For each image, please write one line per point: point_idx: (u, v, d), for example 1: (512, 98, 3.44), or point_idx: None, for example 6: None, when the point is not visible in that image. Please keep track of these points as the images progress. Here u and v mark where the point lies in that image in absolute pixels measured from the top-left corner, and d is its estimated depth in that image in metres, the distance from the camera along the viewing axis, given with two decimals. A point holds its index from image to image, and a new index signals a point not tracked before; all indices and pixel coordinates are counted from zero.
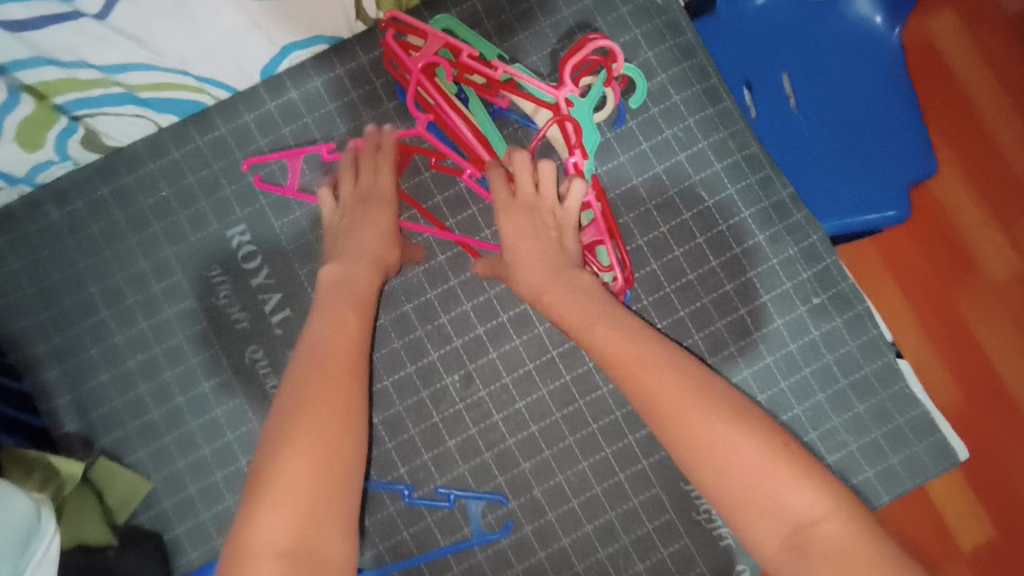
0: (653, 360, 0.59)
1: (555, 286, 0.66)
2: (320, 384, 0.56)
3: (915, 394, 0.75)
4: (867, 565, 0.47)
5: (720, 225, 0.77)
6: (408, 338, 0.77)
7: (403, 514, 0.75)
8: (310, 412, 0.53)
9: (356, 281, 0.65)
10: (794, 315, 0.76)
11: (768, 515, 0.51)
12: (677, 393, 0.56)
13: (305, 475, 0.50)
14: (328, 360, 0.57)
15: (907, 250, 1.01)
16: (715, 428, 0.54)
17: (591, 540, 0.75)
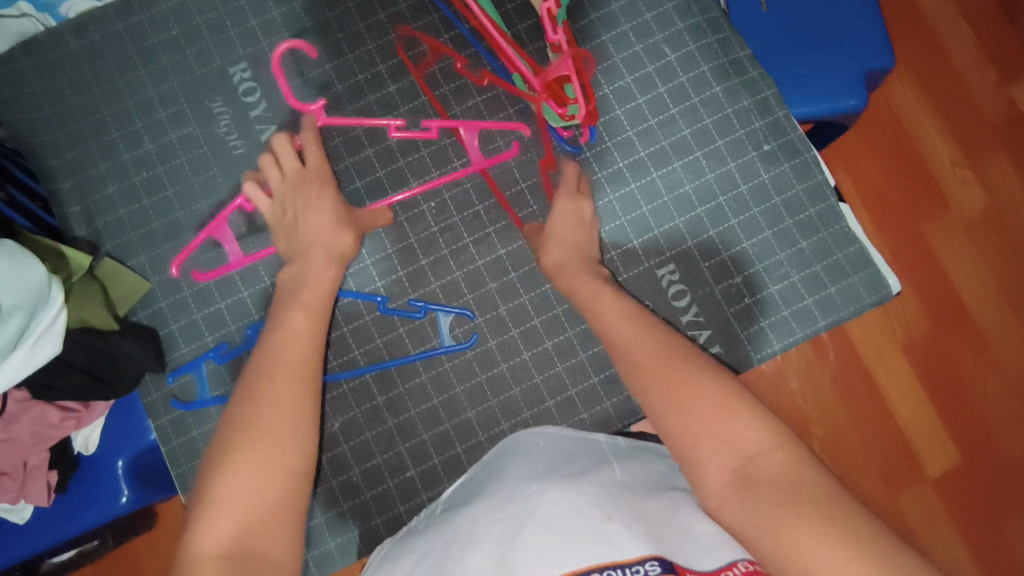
0: (628, 330, 0.68)
1: (579, 267, 0.75)
2: (273, 370, 0.64)
3: (852, 233, 0.82)
4: (799, 484, 0.54)
5: (680, 77, 0.85)
6: (391, 169, 0.84)
7: (378, 322, 0.82)
8: (264, 404, 0.62)
9: (317, 277, 0.73)
10: (746, 159, 0.83)
11: (719, 451, 0.58)
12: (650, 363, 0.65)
13: (252, 457, 0.59)
14: (282, 358, 0.65)
15: (881, 182, 1.23)
16: (676, 393, 0.61)
17: (550, 356, 0.82)
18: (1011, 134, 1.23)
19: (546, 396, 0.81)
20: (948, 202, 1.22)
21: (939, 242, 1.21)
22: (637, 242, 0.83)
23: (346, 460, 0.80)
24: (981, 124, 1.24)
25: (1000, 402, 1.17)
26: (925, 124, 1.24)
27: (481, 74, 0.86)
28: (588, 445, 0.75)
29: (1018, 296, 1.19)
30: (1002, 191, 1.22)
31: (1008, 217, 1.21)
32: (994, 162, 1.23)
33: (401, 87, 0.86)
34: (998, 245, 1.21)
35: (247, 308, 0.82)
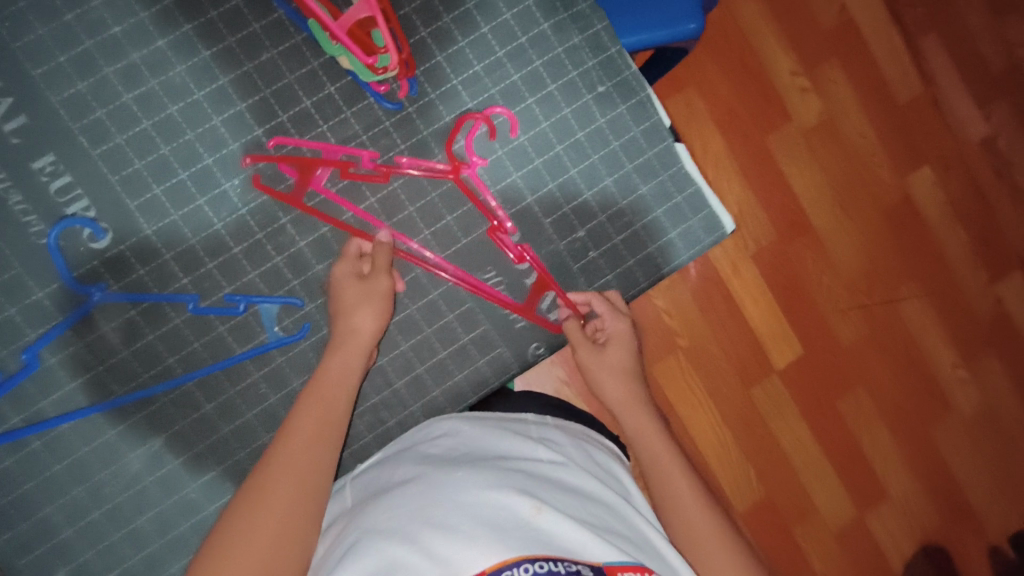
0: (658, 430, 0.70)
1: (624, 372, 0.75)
2: (284, 469, 0.55)
3: (689, 172, 0.81)
4: None
5: (504, 14, 0.77)
6: (177, 144, 0.71)
7: (191, 324, 0.72)
8: (267, 507, 0.53)
9: (337, 365, 0.65)
10: (580, 103, 0.78)
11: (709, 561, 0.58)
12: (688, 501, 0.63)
13: (278, 514, 0.52)
14: (292, 462, 0.56)
15: (728, 97, 1.22)
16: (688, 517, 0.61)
17: (392, 336, 0.76)
18: (846, 42, 1.27)
19: (394, 377, 0.76)
20: (791, 111, 1.24)
21: (783, 151, 1.24)
22: (473, 203, 0.77)
23: (177, 480, 0.72)
24: (819, 34, 1.26)
25: (834, 296, 1.25)
26: (767, 36, 1.24)
27: (274, 19, 0.72)
28: (511, 428, 0.67)
29: (848, 195, 1.27)
30: (837, 102, 1.27)
31: (840, 124, 1.27)
32: (831, 71, 1.26)
33: (172, 40, 0.70)
34: (834, 153, 1.27)
35: (15, 327, 0.68)
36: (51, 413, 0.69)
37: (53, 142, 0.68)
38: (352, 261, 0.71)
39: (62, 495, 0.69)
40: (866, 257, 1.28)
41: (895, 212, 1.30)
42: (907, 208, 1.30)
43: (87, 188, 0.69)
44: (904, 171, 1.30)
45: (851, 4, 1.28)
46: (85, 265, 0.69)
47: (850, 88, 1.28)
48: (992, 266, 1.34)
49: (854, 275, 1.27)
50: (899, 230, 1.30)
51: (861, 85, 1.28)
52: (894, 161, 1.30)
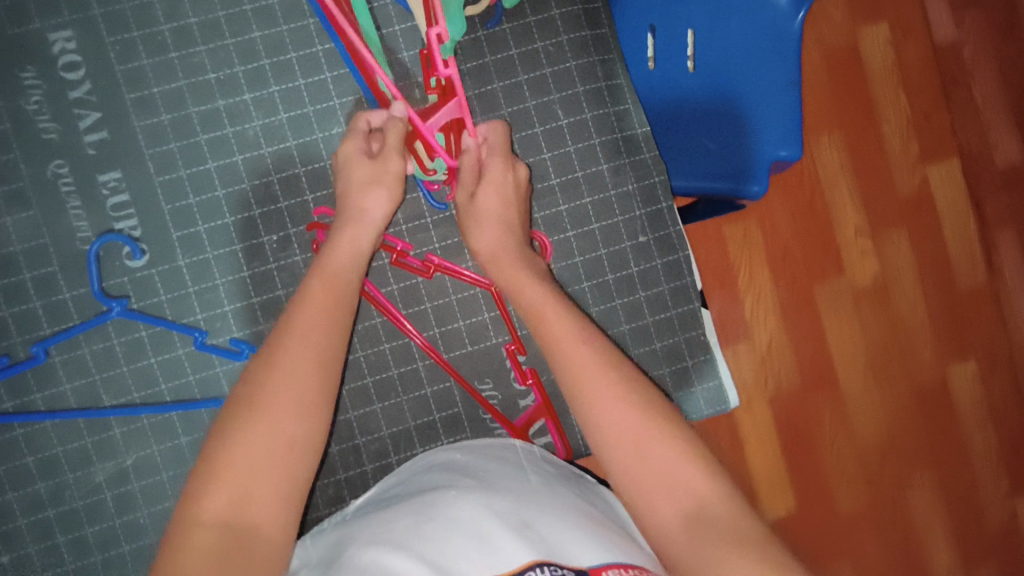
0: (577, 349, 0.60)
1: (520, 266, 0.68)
2: (279, 393, 0.54)
3: (707, 341, 0.81)
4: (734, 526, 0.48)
5: (568, 146, 0.79)
6: (233, 190, 0.75)
7: (192, 358, 0.74)
8: (262, 435, 0.51)
9: (333, 270, 0.64)
10: (618, 248, 0.79)
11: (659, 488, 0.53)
12: (638, 441, 0.54)
13: (274, 417, 0.52)
14: (283, 386, 0.54)
15: (787, 238, 1.19)
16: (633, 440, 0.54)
17: (375, 419, 0.77)
18: (918, 217, 1.24)
19: (365, 459, 0.77)
20: (844, 268, 1.21)
21: (827, 307, 1.21)
22: (488, 316, 0.78)
23: (132, 500, 0.73)
24: (894, 202, 1.23)
25: (843, 459, 1.21)
26: (840, 188, 1.21)
27: (354, 101, 0.76)
28: (506, 457, 0.66)
29: (882, 369, 1.23)
30: (893, 272, 1.24)
31: (892, 291, 1.24)
32: (894, 240, 1.23)
33: (257, 97, 0.75)
34: (879, 320, 1.23)
35: (35, 319, 0.72)
36: (41, 406, 0.72)
37: (123, 161, 0.73)
38: (362, 137, 0.71)
39: (27, 484, 0.72)
40: (886, 432, 1.23)
41: (929, 395, 1.25)
42: (942, 395, 1.26)
43: (140, 210, 0.73)
44: (945, 356, 1.26)
45: (934, 180, 1.25)
46: (114, 279, 0.73)
47: (910, 260, 1.25)
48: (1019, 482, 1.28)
49: (869, 444, 1.22)
50: (928, 417, 1.25)
51: (923, 260, 1.25)
52: (939, 349, 1.26)
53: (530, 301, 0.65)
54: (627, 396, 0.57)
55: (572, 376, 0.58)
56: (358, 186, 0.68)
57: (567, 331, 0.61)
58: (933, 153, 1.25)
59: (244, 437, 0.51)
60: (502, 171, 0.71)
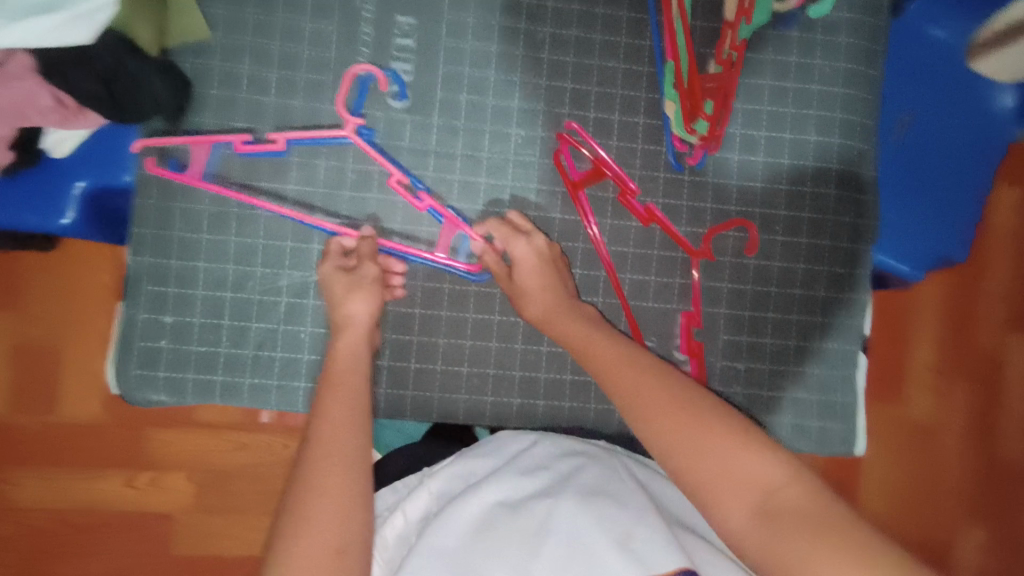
0: (629, 375, 0.62)
1: (568, 317, 0.70)
2: (319, 437, 0.59)
3: (855, 384, 0.84)
4: (819, 513, 0.48)
5: (806, 161, 0.82)
6: (504, 76, 0.78)
7: (407, 208, 0.77)
8: (325, 479, 0.56)
9: (347, 344, 0.67)
10: (813, 268, 0.83)
11: (736, 485, 0.51)
12: (719, 455, 0.53)
13: (326, 461, 0.57)
14: (318, 437, 0.59)
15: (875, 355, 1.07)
16: (705, 461, 0.53)
17: (542, 333, 0.79)
18: (987, 382, 1.08)
19: (518, 366, 0.79)
20: (905, 395, 1.08)
21: (878, 426, 1.08)
22: (678, 281, 0.81)
23: (303, 314, 0.75)
24: (967, 355, 1.08)
25: None
26: (926, 314, 1.09)
27: (639, 44, 0.80)
28: (587, 451, 0.73)
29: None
30: (948, 419, 1.08)
31: (938, 437, 1.09)
32: (959, 395, 1.08)
33: (559, 6, 0.79)
34: (912, 455, 1.09)
35: (292, 116, 0.74)
36: (262, 194, 0.74)
37: (423, 14, 0.77)
38: (335, 257, 0.72)
39: (220, 261, 0.73)
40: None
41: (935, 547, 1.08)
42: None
43: (419, 61, 0.77)
44: (964, 519, 1.08)
45: (1015, 349, 1.08)
46: (373, 111, 0.76)
47: (966, 418, 1.09)
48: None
49: None
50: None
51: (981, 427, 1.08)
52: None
53: (601, 351, 0.66)
54: (715, 427, 0.55)
55: (637, 410, 0.59)
56: (350, 294, 0.69)
57: (634, 382, 0.61)
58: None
59: (309, 483, 0.56)
60: (539, 254, 0.74)
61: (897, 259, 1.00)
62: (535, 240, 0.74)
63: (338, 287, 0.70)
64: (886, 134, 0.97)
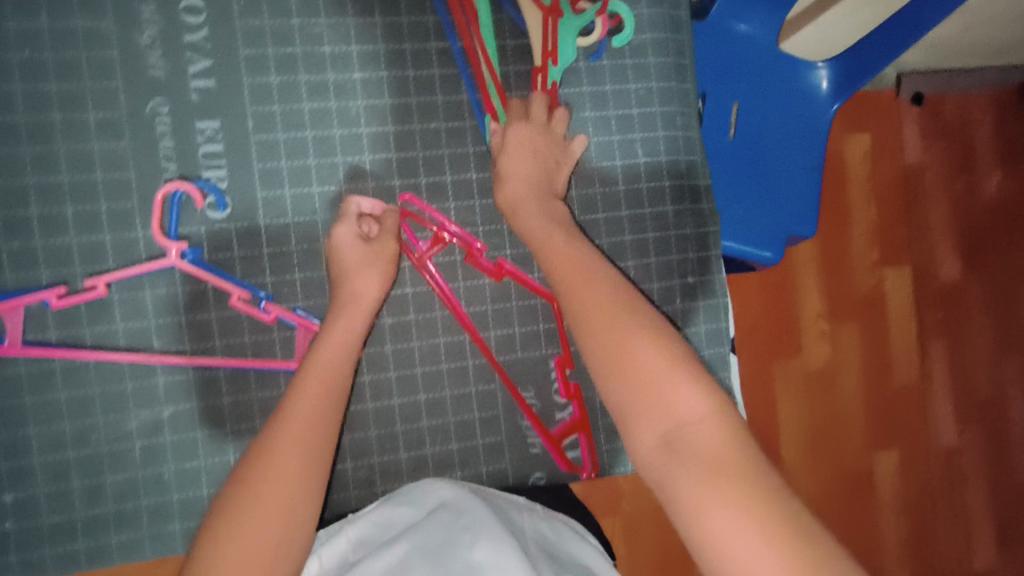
0: (596, 287, 0.63)
1: (534, 207, 0.73)
2: (284, 428, 0.60)
3: (731, 385, 0.88)
4: (727, 456, 0.50)
5: (641, 183, 0.85)
6: (324, 161, 0.75)
7: (252, 318, 0.73)
8: (276, 465, 0.58)
9: (329, 351, 0.66)
10: (669, 284, 0.85)
11: (652, 414, 0.54)
12: (653, 376, 0.55)
13: (288, 454, 0.59)
14: (291, 429, 0.60)
15: (756, 314, 1.38)
16: (635, 388, 0.55)
17: (418, 408, 0.79)
18: (869, 317, 1.46)
19: (401, 447, 0.79)
20: (802, 348, 1.41)
21: (782, 380, 1.41)
22: (544, 326, 0.82)
23: (161, 453, 0.71)
24: (853, 300, 1.45)
25: None
26: (809, 277, 1.41)
27: (457, 100, 0.79)
28: (507, 511, 0.69)
29: (818, 446, 1.45)
30: (841, 360, 1.45)
31: (839, 378, 1.45)
32: (848, 332, 1.45)
33: (367, 78, 0.76)
34: (822, 400, 1.44)
35: (102, 251, 0.69)
36: (88, 341, 0.69)
37: (225, 113, 0.72)
38: (353, 224, 0.74)
39: (54, 420, 0.69)
40: (817, 502, 1.45)
41: (853, 478, 1.47)
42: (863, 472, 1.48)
43: (231, 163, 0.73)
44: (874, 449, 1.49)
45: (887, 283, 1.47)
46: (191, 227, 0.71)
47: (858, 350, 1.46)
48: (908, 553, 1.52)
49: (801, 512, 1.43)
50: (856, 494, 1.47)
51: (869, 357, 1.47)
52: (870, 439, 1.49)
53: (561, 263, 0.66)
54: (664, 349, 0.56)
55: (584, 318, 0.61)
56: (351, 264, 0.72)
57: (595, 288, 0.62)
58: (889, 258, 1.47)
59: (266, 475, 0.57)
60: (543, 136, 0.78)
61: (753, 245, 1.04)
62: (561, 110, 0.80)
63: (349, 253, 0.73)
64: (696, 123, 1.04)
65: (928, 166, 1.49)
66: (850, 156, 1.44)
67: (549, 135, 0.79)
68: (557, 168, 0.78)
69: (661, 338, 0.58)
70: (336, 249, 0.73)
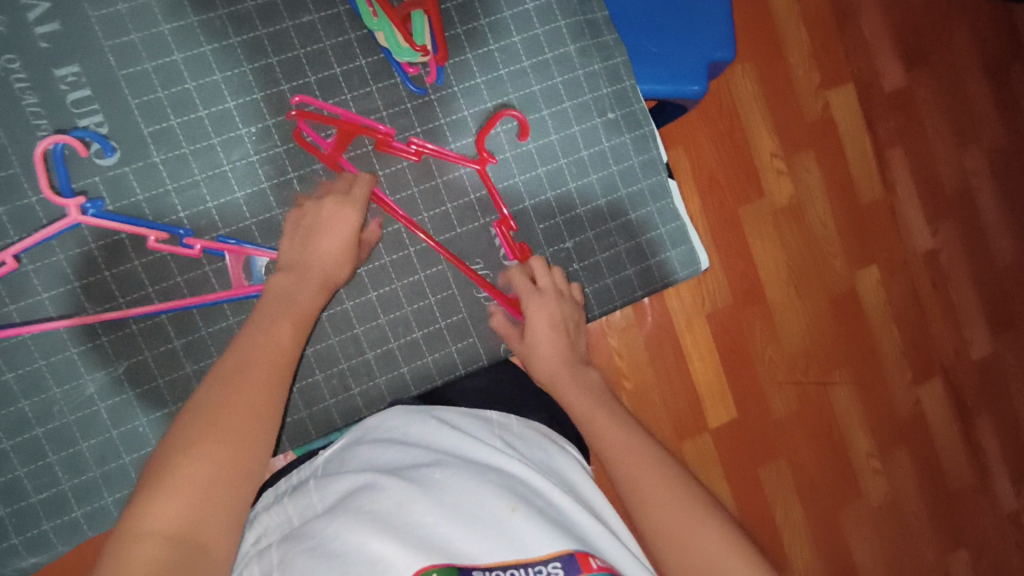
0: (641, 466, 0.66)
1: (570, 384, 0.77)
2: (250, 357, 0.60)
3: (676, 210, 0.86)
4: None
5: (536, 29, 0.82)
6: (203, 81, 0.72)
7: (178, 257, 0.72)
8: (244, 387, 0.57)
9: (291, 299, 0.66)
10: (590, 124, 0.84)
11: None
12: (701, 548, 0.58)
13: (256, 378, 0.58)
14: (264, 354, 0.60)
15: (711, 165, 1.33)
16: (687, 536, 0.58)
17: (373, 307, 0.78)
18: (820, 142, 1.42)
19: (366, 347, 0.78)
20: (764, 188, 1.37)
21: (751, 222, 1.36)
22: (475, 197, 0.81)
23: (129, 409, 0.71)
24: (801, 128, 1.40)
25: (772, 368, 1.39)
26: (752, 108, 1.36)
27: None
28: (482, 430, 0.68)
29: (801, 279, 1.41)
30: (805, 188, 1.41)
31: (806, 211, 1.41)
32: (804, 161, 1.41)
33: None
34: (795, 236, 1.40)
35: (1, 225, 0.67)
36: (18, 319, 0.68)
37: (81, 53, 0.69)
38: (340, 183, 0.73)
39: (11, 403, 0.68)
40: (809, 337, 1.42)
41: (842, 304, 1.45)
42: (844, 298, 1.46)
43: (105, 106, 0.70)
44: (855, 268, 1.46)
45: (834, 104, 1.43)
46: (85, 180, 0.69)
47: (821, 179, 1.42)
48: (903, 363, 1.52)
49: (796, 354, 1.41)
50: (843, 318, 1.45)
51: (829, 177, 1.43)
52: (850, 261, 1.46)
53: (620, 453, 0.67)
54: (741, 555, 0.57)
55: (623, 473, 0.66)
56: (339, 256, 0.70)
57: (652, 485, 0.63)
58: (831, 79, 1.43)
59: (234, 393, 0.56)
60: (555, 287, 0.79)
61: (674, 81, 1.03)
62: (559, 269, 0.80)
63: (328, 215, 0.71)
64: None
65: None
66: None
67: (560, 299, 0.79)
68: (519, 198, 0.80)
69: (732, 539, 0.58)
70: (328, 231, 0.70)
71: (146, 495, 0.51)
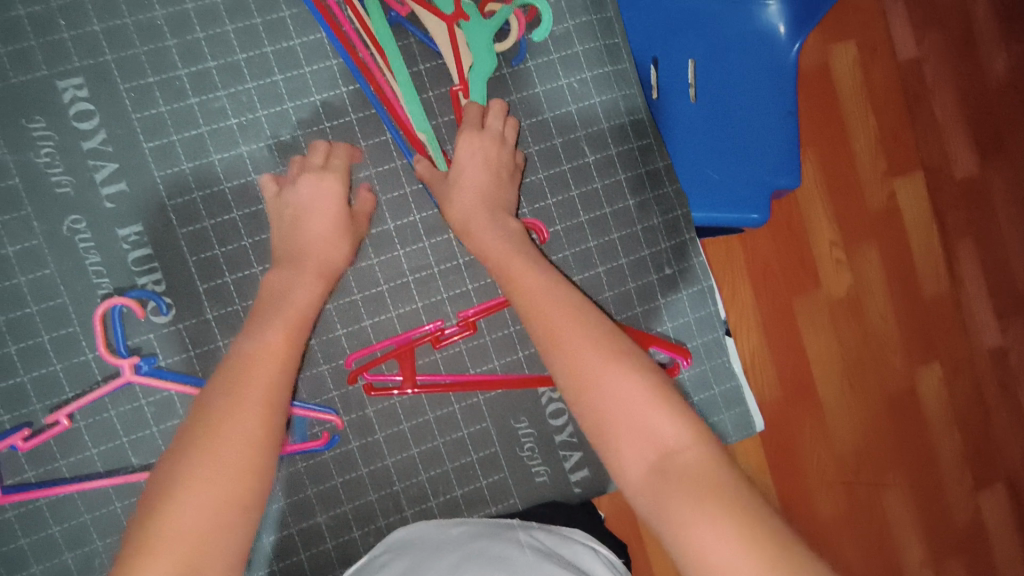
0: (555, 308, 0.59)
1: (487, 224, 0.68)
2: (245, 364, 0.56)
3: (733, 369, 0.83)
4: (710, 476, 0.47)
5: (595, 183, 0.80)
6: (258, 239, 0.72)
7: None
8: (239, 400, 0.53)
9: (295, 308, 0.62)
10: (645, 281, 0.81)
11: (628, 430, 0.51)
12: (630, 402, 0.52)
13: (247, 389, 0.54)
14: (259, 362, 0.57)
15: (766, 255, 1.24)
16: (609, 375, 0.53)
17: (413, 463, 0.77)
18: (884, 232, 1.31)
19: (405, 505, 0.77)
20: (820, 279, 1.27)
21: (805, 315, 1.27)
22: (523, 354, 0.79)
23: None
24: (863, 219, 1.30)
25: (823, 465, 1.29)
26: (813, 198, 1.27)
27: (381, 141, 0.75)
28: (504, 535, 0.66)
29: (857, 377, 1.31)
30: (864, 282, 1.31)
31: (865, 302, 1.31)
32: (865, 253, 1.30)
33: (281, 142, 0.73)
34: (852, 327, 1.30)
35: (57, 383, 0.68)
36: (67, 473, 0.69)
37: (144, 215, 0.70)
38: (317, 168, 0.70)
39: (55, 555, 0.69)
40: (862, 436, 1.32)
41: (899, 400, 1.34)
42: (900, 393, 1.34)
43: (163, 263, 0.70)
44: (915, 364, 1.36)
45: (901, 193, 1.32)
46: (140, 337, 0.70)
47: (882, 270, 1.32)
48: (965, 472, 1.39)
49: (846, 450, 1.31)
50: (899, 417, 1.35)
51: (891, 270, 1.33)
52: (910, 357, 1.35)
53: (532, 292, 0.60)
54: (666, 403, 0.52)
55: (543, 329, 0.58)
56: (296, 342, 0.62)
57: (565, 324, 0.57)
58: (899, 165, 1.32)
59: (233, 419, 0.52)
60: (494, 146, 0.72)
61: (733, 210, 0.97)
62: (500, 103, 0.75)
63: (310, 187, 0.69)
64: (650, 93, 0.99)
65: (926, 59, 1.34)
66: (839, 73, 1.27)
67: (496, 140, 0.73)
68: (510, 181, 0.73)
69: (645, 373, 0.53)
70: (316, 213, 0.68)
71: (136, 540, 0.46)
